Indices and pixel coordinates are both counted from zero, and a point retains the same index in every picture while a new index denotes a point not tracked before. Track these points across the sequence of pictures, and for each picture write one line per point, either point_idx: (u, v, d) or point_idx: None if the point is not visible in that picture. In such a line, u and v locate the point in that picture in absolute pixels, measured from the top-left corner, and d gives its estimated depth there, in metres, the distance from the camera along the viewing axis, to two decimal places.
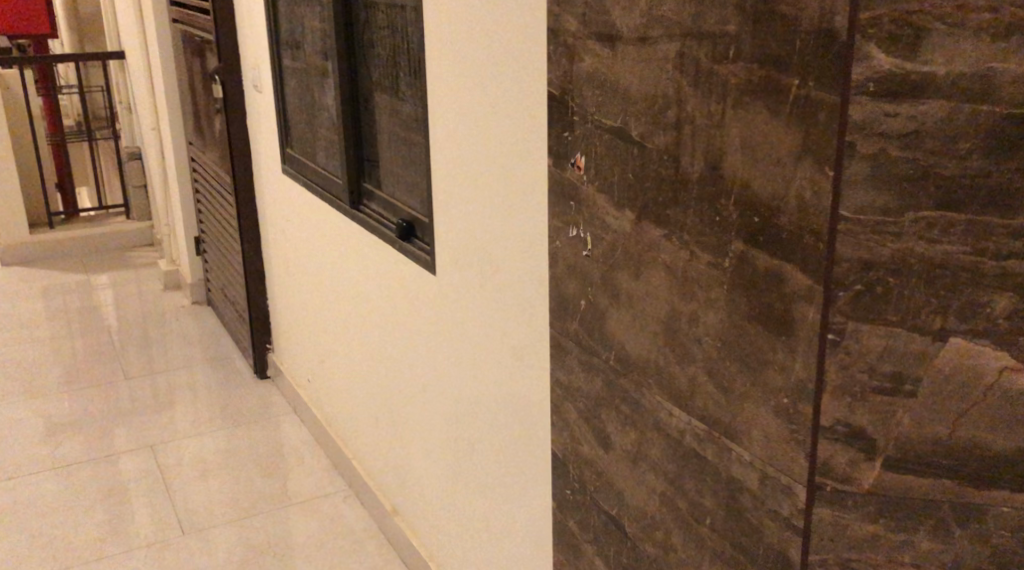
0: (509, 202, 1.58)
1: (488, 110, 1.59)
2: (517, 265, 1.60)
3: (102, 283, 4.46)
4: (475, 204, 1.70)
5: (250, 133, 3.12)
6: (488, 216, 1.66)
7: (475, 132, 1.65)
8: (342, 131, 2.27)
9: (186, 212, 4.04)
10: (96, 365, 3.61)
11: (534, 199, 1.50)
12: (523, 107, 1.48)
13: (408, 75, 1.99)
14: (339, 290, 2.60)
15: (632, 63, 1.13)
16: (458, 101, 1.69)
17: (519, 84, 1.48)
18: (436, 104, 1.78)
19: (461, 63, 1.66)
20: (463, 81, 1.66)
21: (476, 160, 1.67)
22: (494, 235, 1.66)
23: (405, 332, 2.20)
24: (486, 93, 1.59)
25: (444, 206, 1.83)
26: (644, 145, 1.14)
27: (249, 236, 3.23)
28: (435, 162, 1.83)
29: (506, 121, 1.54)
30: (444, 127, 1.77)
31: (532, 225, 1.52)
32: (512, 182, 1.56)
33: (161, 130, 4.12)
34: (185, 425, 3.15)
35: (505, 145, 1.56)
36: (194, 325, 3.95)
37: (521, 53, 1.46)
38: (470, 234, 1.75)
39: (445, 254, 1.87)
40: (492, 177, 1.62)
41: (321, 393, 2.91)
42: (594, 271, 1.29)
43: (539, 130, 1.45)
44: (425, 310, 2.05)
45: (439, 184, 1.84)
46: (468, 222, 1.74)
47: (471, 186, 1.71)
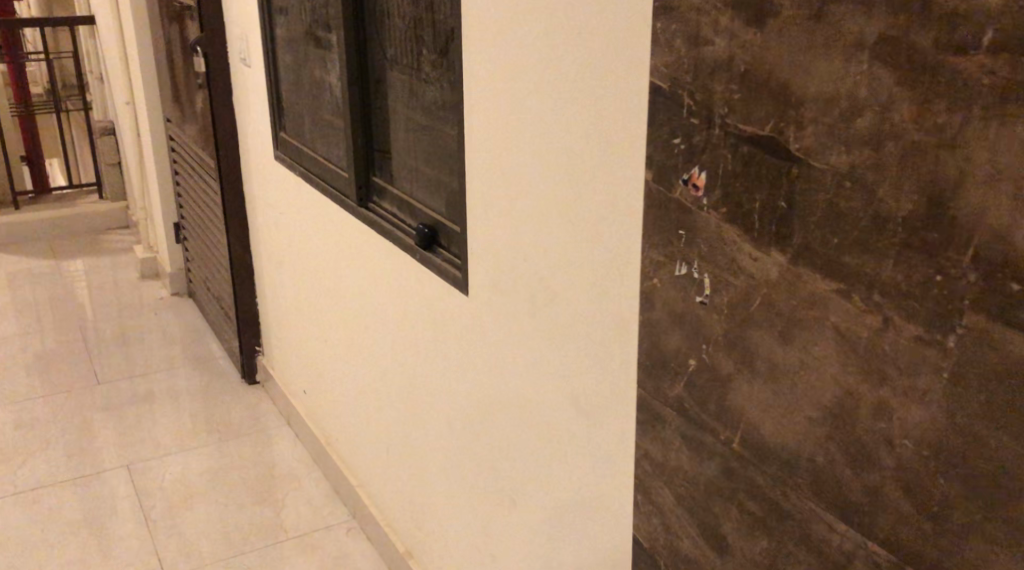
0: (580, 217, 1.26)
1: (553, 101, 1.26)
2: (588, 295, 1.28)
3: (72, 271, 4.09)
4: (530, 213, 1.38)
5: (236, 111, 2.76)
6: (548, 231, 1.34)
7: (534, 126, 1.32)
8: (349, 116, 1.94)
9: (164, 195, 3.68)
10: (65, 367, 3.26)
11: (620, 217, 1.18)
12: (605, 99, 1.15)
13: (432, 51, 1.65)
14: (345, 297, 2.28)
15: (796, 49, 0.80)
16: (509, 87, 1.36)
17: (603, 70, 1.15)
18: (477, 89, 1.45)
19: (515, 41, 1.33)
20: (516, 62, 1.33)
21: (533, 161, 1.34)
22: (555, 255, 1.34)
23: (427, 355, 1.88)
24: (549, 80, 1.26)
25: (486, 213, 1.51)
26: (809, 164, 0.81)
27: (235, 228, 2.88)
28: (473, 160, 1.51)
29: (579, 116, 1.21)
30: (486, 118, 1.44)
31: (616, 249, 1.20)
32: (585, 193, 1.23)
33: (136, 104, 3.75)
34: (166, 439, 2.82)
35: (577, 147, 1.23)
36: (174, 320, 3.61)
37: (605, 31, 1.13)
38: (520, 252, 1.43)
39: (484, 270, 1.55)
40: (555, 185, 1.30)
41: (320, 408, 2.60)
42: (712, 326, 0.97)
43: (632, 130, 1.12)
44: (453, 334, 1.74)
45: (477, 187, 1.51)
46: (519, 235, 1.42)
47: (524, 192, 1.38)
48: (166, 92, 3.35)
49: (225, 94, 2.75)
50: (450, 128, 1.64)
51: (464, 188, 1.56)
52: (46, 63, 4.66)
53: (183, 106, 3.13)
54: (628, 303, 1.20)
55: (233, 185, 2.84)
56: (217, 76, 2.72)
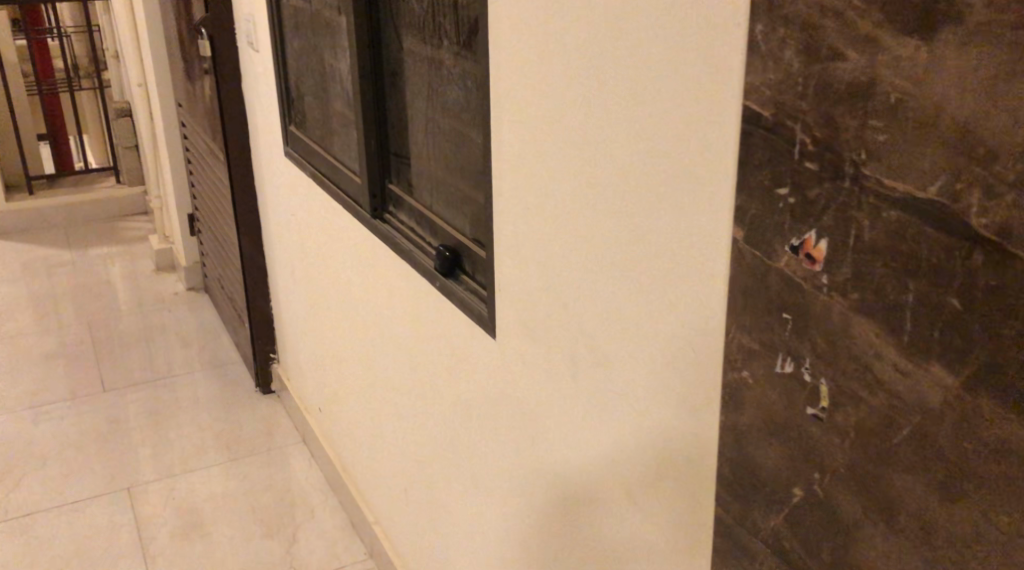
0: (642, 264, 0.98)
1: (605, 114, 0.98)
2: (651, 363, 1.01)
3: (85, 261, 3.87)
4: (574, 250, 1.11)
5: (245, 100, 2.50)
6: (596, 277, 1.07)
7: (579, 143, 1.05)
8: (360, 113, 1.66)
9: (178, 184, 3.44)
10: (68, 370, 3.04)
11: (698, 274, 0.90)
12: (680, 118, 0.87)
13: (454, 41, 1.37)
14: (364, 314, 2.03)
15: (993, 75, 0.52)
16: (549, 95, 1.09)
17: (679, 79, 0.87)
18: (509, 94, 1.17)
19: (557, 34, 1.05)
20: (558, 60, 1.06)
21: (578, 186, 1.07)
22: (604, 305, 1.07)
23: (451, 395, 1.62)
24: (600, 86, 0.98)
25: (519, 243, 1.23)
26: (1005, 248, 0.54)
27: (246, 227, 2.63)
28: (503, 178, 1.23)
29: (641, 137, 0.93)
30: (520, 130, 1.17)
31: (689, 311, 0.93)
32: (648, 235, 0.96)
33: (148, 85, 3.50)
34: (171, 457, 2.59)
35: (638, 176, 0.95)
36: (189, 318, 3.38)
37: (684, 27, 0.85)
38: (562, 296, 1.16)
39: (516, 311, 1.28)
40: (606, 222, 1.03)
41: (338, 430, 2.36)
42: (831, 452, 0.69)
43: (719, 163, 0.84)
44: (480, 376, 1.48)
45: (506, 212, 1.25)
46: (559, 274, 1.15)
47: (566, 223, 1.11)
48: (176, 74, 3.09)
49: (234, 81, 2.49)
50: (475, 134, 1.37)
51: (492, 211, 1.29)
52: (61, 39, 4.40)
53: (192, 91, 2.88)
54: (707, 380, 0.93)
55: (244, 180, 2.59)
56: (224, 60, 2.46)
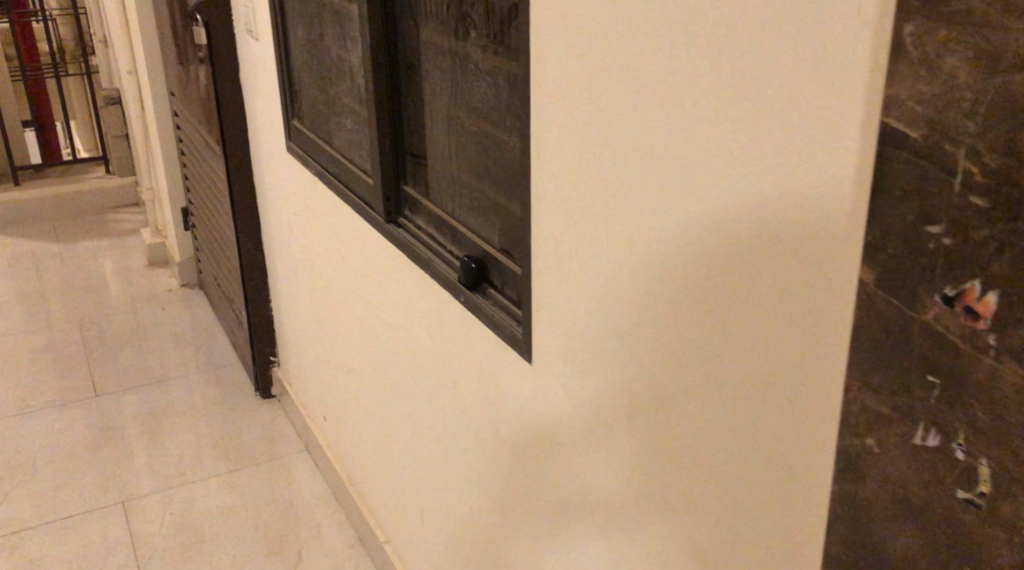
0: (721, 296, 0.85)
1: (679, 122, 0.85)
2: (729, 405, 0.88)
3: (74, 256, 3.72)
4: (631, 272, 0.98)
5: (242, 91, 2.36)
6: (659, 306, 0.94)
7: (642, 155, 0.92)
8: (373, 110, 1.53)
9: (171, 176, 3.29)
10: (59, 374, 2.90)
11: (797, 312, 0.77)
12: (783, 131, 0.75)
13: (484, 35, 1.24)
14: (375, 322, 1.90)
15: None
16: (605, 99, 0.96)
17: (783, 86, 0.74)
18: (556, 96, 1.04)
19: (616, 29, 0.92)
20: (617, 59, 0.93)
21: (638, 202, 0.94)
22: (669, 338, 0.94)
23: (476, 418, 1.50)
24: (673, 91, 0.85)
25: (563, 261, 1.11)
26: None
27: (245, 225, 2.50)
28: (545, 189, 1.11)
29: (727, 150, 0.81)
30: (568, 138, 1.04)
31: (784, 353, 0.80)
32: (730, 263, 0.83)
33: (139, 74, 3.34)
34: (169, 467, 2.46)
35: (719, 196, 0.83)
36: (184, 317, 3.24)
37: (791, 25, 0.72)
38: (615, 324, 1.03)
39: (558, 335, 1.16)
40: (675, 246, 0.90)
41: (345, 441, 2.23)
42: (994, 545, 0.57)
43: (831, 186, 0.71)
44: (513, 400, 1.35)
45: (549, 226, 1.12)
46: (613, 298, 1.02)
47: (623, 242, 0.98)
48: (167, 61, 2.94)
49: (231, 72, 2.34)
50: (511, 138, 1.24)
51: (532, 225, 1.16)
52: (46, 24, 4.22)
53: (186, 81, 2.73)
54: (803, 431, 0.80)
55: (242, 175, 2.45)
56: (221, 49, 2.31)
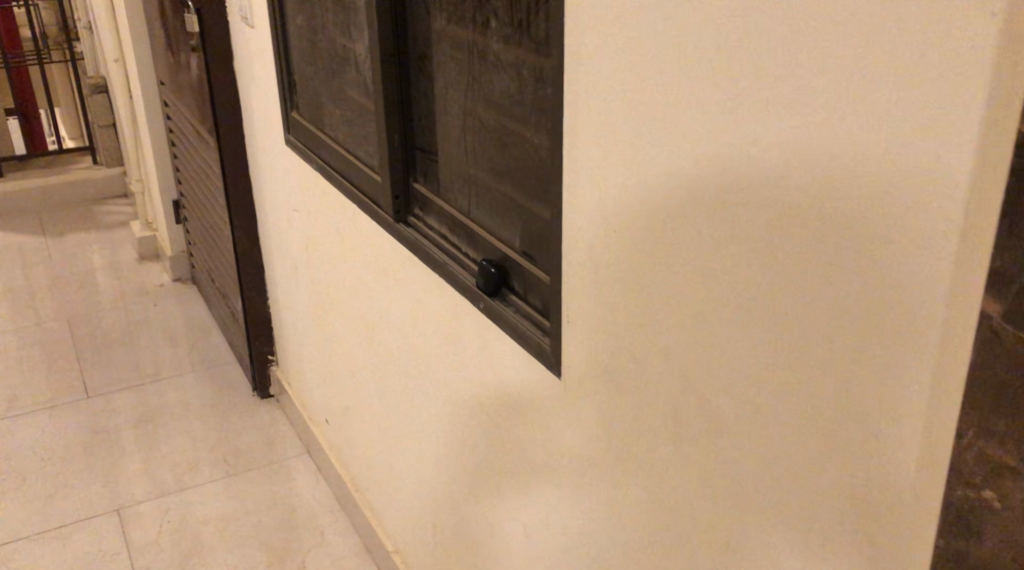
0: (800, 314, 0.78)
1: (754, 123, 0.77)
2: (802, 434, 0.80)
3: (61, 249, 3.60)
4: (687, 285, 0.90)
5: (237, 81, 2.26)
6: (720, 323, 0.87)
7: (701, 159, 0.83)
8: (382, 103, 1.44)
9: (161, 168, 3.18)
10: (48, 374, 2.81)
11: (896, 336, 0.70)
12: (887, 138, 0.67)
13: (509, 25, 1.15)
14: (382, 325, 1.82)
15: None
16: (657, 99, 0.87)
17: (889, 86, 0.66)
18: (597, 95, 0.96)
19: (672, 23, 0.84)
20: (672, 56, 0.84)
21: (699, 212, 0.86)
22: (733, 358, 0.86)
23: (493, 429, 1.42)
24: (746, 91, 0.77)
25: (603, 271, 1.02)
26: None
27: (241, 220, 2.40)
28: (582, 194, 1.02)
29: (814, 156, 0.73)
30: (610, 140, 0.95)
31: (877, 381, 0.72)
32: (814, 278, 0.75)
33: (126, 61, 3.23)
34: (164, 472, 2.37)
35: (802, 205, 0.75)
36: (176, 313, 3.14)
37: (899, 18, 0.64)
38: (662, 341, 0.95)
39: (592, 349, 1.08)
40: (741, 260, 0.82)
41: (349, 445, 2.15)
42: None
43: (947, 199, 0.64)
44: (535, 414, 1.27)
45: (586, 234, 1.03)
46: (662, 313, 0.94)
47: (678, 253, 0.90)
48: (157, 49, 2.83)
49: (225, 61, 2.24)
50: (539, 136, 1.15)
51: (565, 231, 1.07)
52: (28, 10, 4.08)
53: (177, 70, 2.62)
54: (894, 470, 0.73)
55: (239, 169, 2.35)
56: (215, 36, 2.21)
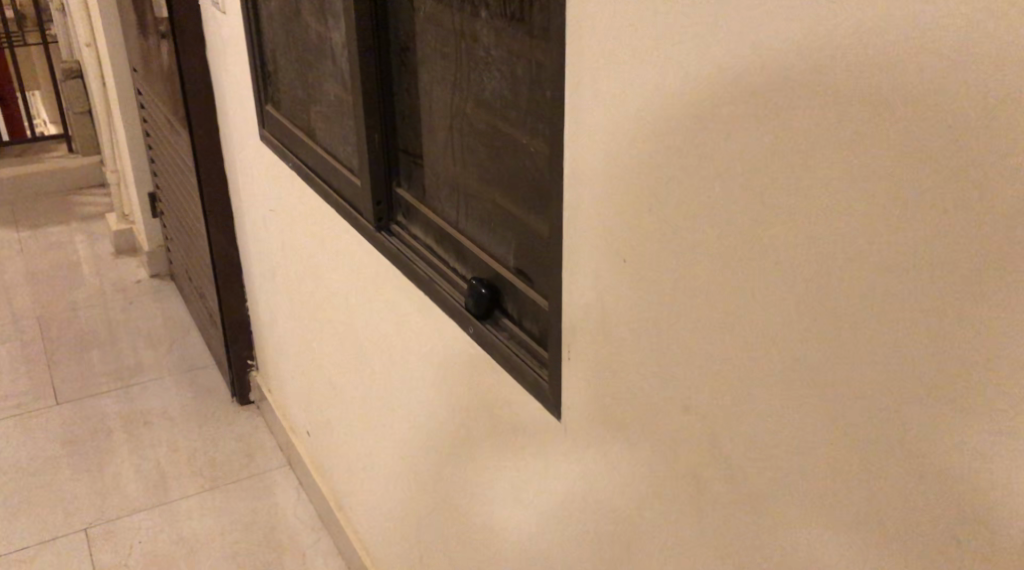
0: (861, 371, 0.64)
1: (807, 141, 0.63)
2: (857, 517, 0.67)
3: (33, 242, 3.45)
4: (715, 327, 0.76)
5: (210, 70, 2.11)
6: (755, 379, 0.73)
7: (740, 184, 0.70)
8: (362, 99, 1.29)
9: (136, 158, 3.03)
10: (17, 378, 2.67)
11: (997, 411, 0.57)
12: (997, 165, 0.53)
13: (503, 19, 1.01)
14: (364, 338, 1.69)
15: None
16: (683, 113, 0.73)
17: (1000, 108, 0.53)
18: (605, 104, 0.81)
19: (700, 17, 0.69)
20: (700, 56, 0.70)
21: (734, 242, 0.72)
22: (770, 416, 0.73)
23: (482, 463, 1.29)
24: (797, 101, 0.63)
25: (611, 303, 0.88)
26: None
27: (216, 218, 2.26)
28: (589, 217, 0.88)
29: (889, 183, 0.59)
30: (624, 157, 0.81)
31: (968, 464, 0.59)
32: (882, 331, 0.62)
33: (98, 46, 3.06)
34: (136, 487, 2.25)
35: (868, 242, 0.61)
36: (153, 312, 3.00)
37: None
38: (681, 392, 0.82)
39: (596, 393, 0.94)
40: (786, 307, 0.69)
41: (331, 461, 2.02)
42: None
43: None
44: (529, 453, 1.14)
45: (591, 263, 0.90)
46: (682, 357, 0.81)
47: (705, 289, 0.76)
48: (128, 34, 2.67)
49: (197, 49, 2.09)
50: (536, 144, 1.01)
51: (569, 257, 0.93)
52: None
53: (148, 57, 2.46)
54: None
55: (214, 165, 2.21)
56: (186, 23, 2.06)
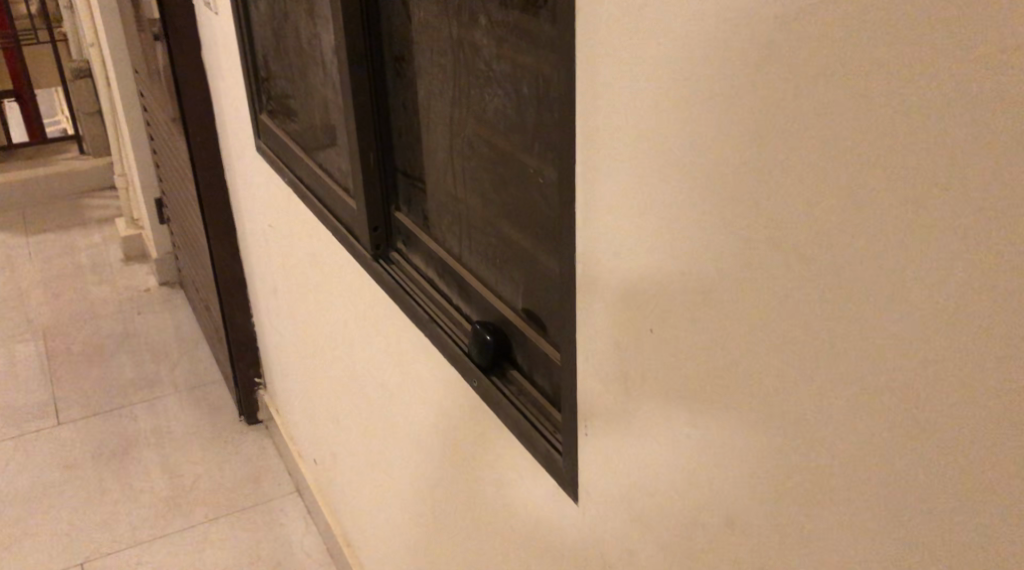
0: (961, 503, 0.49)
1: (897, 199, 0.48)
2: None
3: (42, 248, 3.35)
4: (768, 421, 0.60)
5: (206, 75, 1.97)
6: (813, 497, 0.58)
7: (798, 254, 0.54)
8: (354, 114, 1.14)
9: (142, 163, 2.90)
10: (18, 396, 2.56)
11: None
12: None
13: (506, 31, 0.86)
14: (369, 370, 1.55)
15: None
16: (727, 159, 0.58)
17: None
18: (628, 141, 0.66)
19: (752, 32, 0.54)
20: (752, 81, 0.55)
21: (793, 318, 0.56)
22: (841, 542, 0.57)
23: (492, 525, 1.16)
24: (883, 147, 0.48)
25: (638, 374, 0.73)
26: None
27: (218, 233, 2.13)
28: (605, 273, 0.73)
29: (1016, 258, 0.43)
30: (651, 207, 0.66)
31: None
32: (1000, 452, 0.46)
33: (102, 45, 2.93)
34: (137, 518, 2.13)
35: (984, 337, 0.45)
36: (162, 323, 2.89)
37: None
38: (719, 498, 0.67)
39: (616, 481, 0.80)
40: (859, 416, 0.53)
41: (338, 495, 1.90)
42: None
43: None
44: (543, 525, 1.00)
45: (611, 328, 0.75)
46: (724, 451, 0.65)
47: (754, 373, 0.60)
48: (129, 33, 2.53)
49: (193, 53, 1.95)
50: (543, 180, 0.86)
51: (583, 318, 0.78)
52: None
53: (148, 59, 2.33)
54: None
55: (214, 176, 2.07)
56: (181, 25, 1.92)
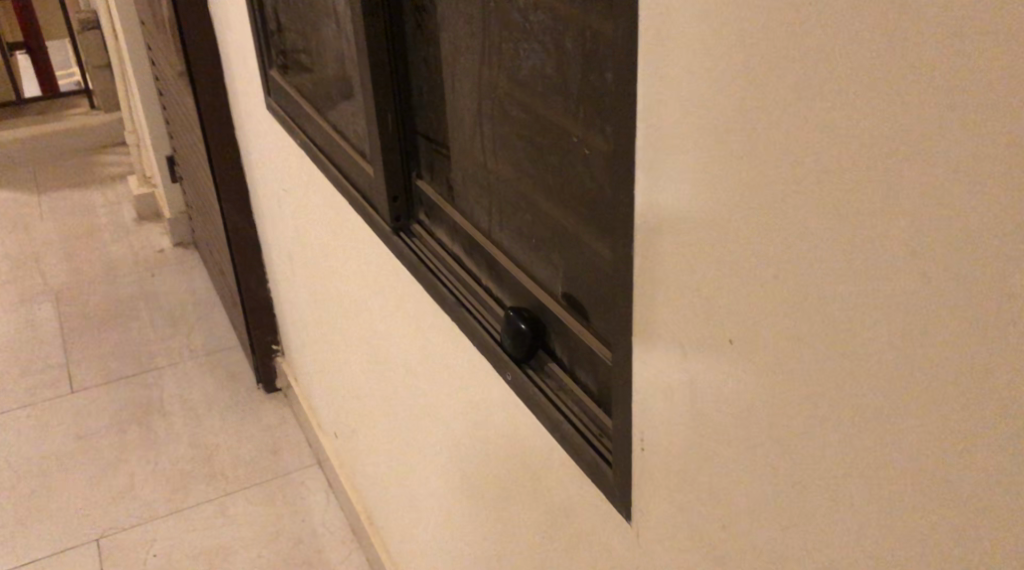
0: None
1: None
2: None
3: (53, 208, 3.25)
4: (892, 456, 0.50)
5: (213, 27, 1.84)
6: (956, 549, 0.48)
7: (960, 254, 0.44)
8: (370, 73, 1.02)
9: (152, 121, 2.79)
10: (29, 364, 2.47)
11: None
12: None
13: None
14: (391, 347, 1.45)
15: None
16: (852, 135, 0.46)
17: None
18: (712, 110, 0.55)
19: None
20: (889, 39, 0.43)
21: (935, 334, 0.45)
22: None
23: (527, 525, 1.05)
24: None
25: (712, 386, 0.62)
26: None
27: (230, 195, 2.02)
28: (673, 267, 0.62)
29: None
30: (737, 190, 0.55)
31: None
32: None
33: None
34: (153, 492, 2.05)
35: None
36: (177, 286, 2.80)
37: None
38: (816, 537, 0.56)
39: (679, 501, 0.69)
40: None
41: (361, 472, 1.81)
42: None
43: None
44: (586, 536, 0.90)
45: (676, 331, 0.63)
46: (827, 485, 0.54)
47: (873, 396, 0.50)
48: None
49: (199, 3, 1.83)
50: (588, 152, 0.74)
51: (641, 317, 0.67)
52: None
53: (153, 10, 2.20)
54: None
55: (224, 136, 1.96)
56: None
